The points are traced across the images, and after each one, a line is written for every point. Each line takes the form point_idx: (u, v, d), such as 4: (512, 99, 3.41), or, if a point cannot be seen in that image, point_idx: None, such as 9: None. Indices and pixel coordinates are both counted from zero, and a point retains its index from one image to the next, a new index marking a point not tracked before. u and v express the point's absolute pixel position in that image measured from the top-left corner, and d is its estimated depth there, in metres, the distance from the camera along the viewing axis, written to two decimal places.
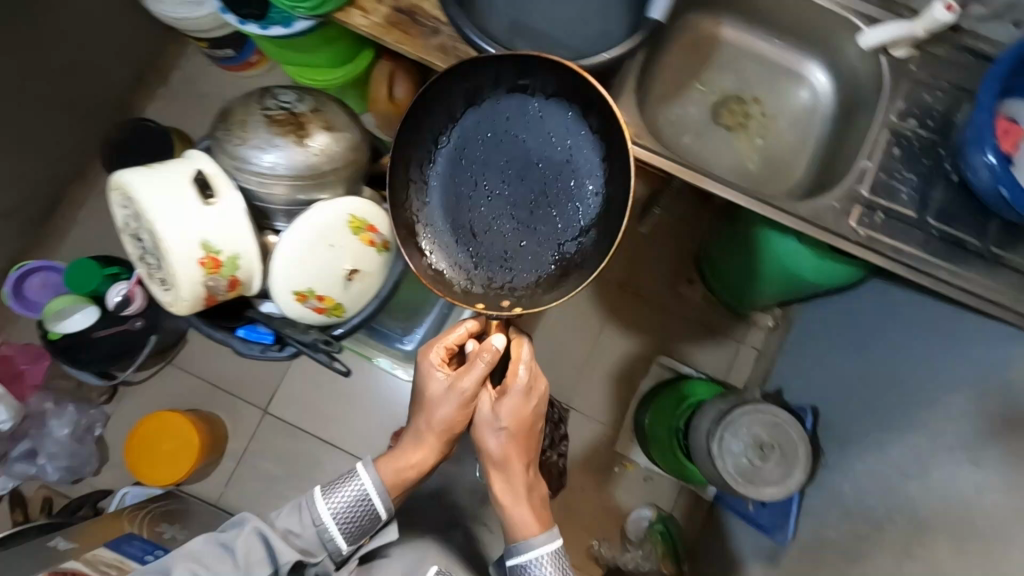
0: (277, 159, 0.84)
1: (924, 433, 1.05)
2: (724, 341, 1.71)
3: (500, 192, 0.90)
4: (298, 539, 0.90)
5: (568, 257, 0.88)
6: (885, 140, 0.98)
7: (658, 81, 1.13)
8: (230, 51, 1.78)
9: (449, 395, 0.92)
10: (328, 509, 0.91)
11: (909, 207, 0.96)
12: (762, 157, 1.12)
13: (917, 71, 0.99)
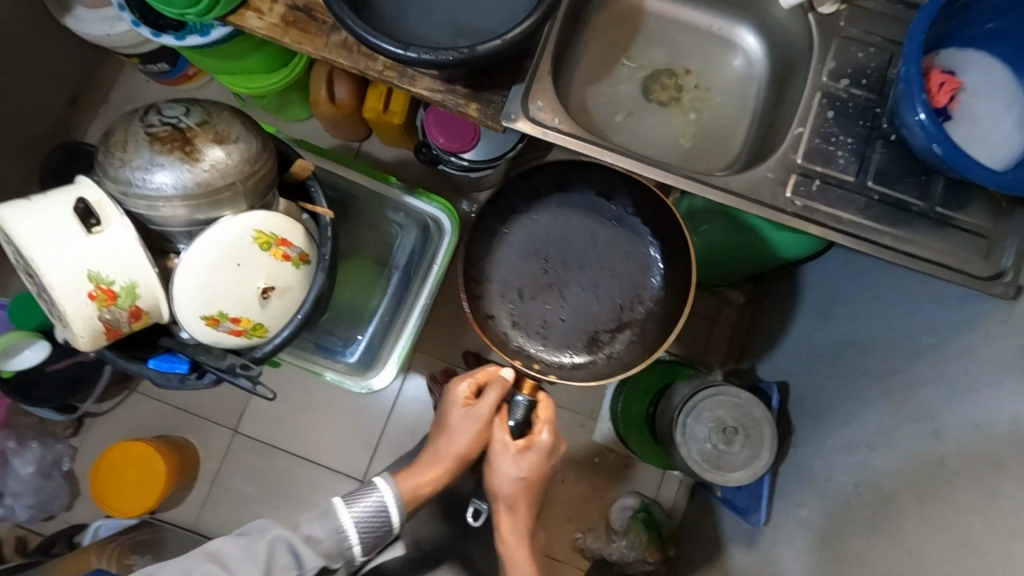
0: (164, 178, 0.79)
1: (885, 403, 1.00)
2: (695, 321, 1.65)
3: (562, 272, 1.04)
4: (321, 542, 0.93)
5: (598, 343, 1.04)
6: (818, 103, 0.93)
7: (583, 61, 1.08)
8: (166, 65, 1.70)
9: (472, 432, 1.01)
10: (352, 514, 0.96)
11: (847, 172, 0.91)
12: (697, 131, 1.07)
13: (846, 27, 0.94)
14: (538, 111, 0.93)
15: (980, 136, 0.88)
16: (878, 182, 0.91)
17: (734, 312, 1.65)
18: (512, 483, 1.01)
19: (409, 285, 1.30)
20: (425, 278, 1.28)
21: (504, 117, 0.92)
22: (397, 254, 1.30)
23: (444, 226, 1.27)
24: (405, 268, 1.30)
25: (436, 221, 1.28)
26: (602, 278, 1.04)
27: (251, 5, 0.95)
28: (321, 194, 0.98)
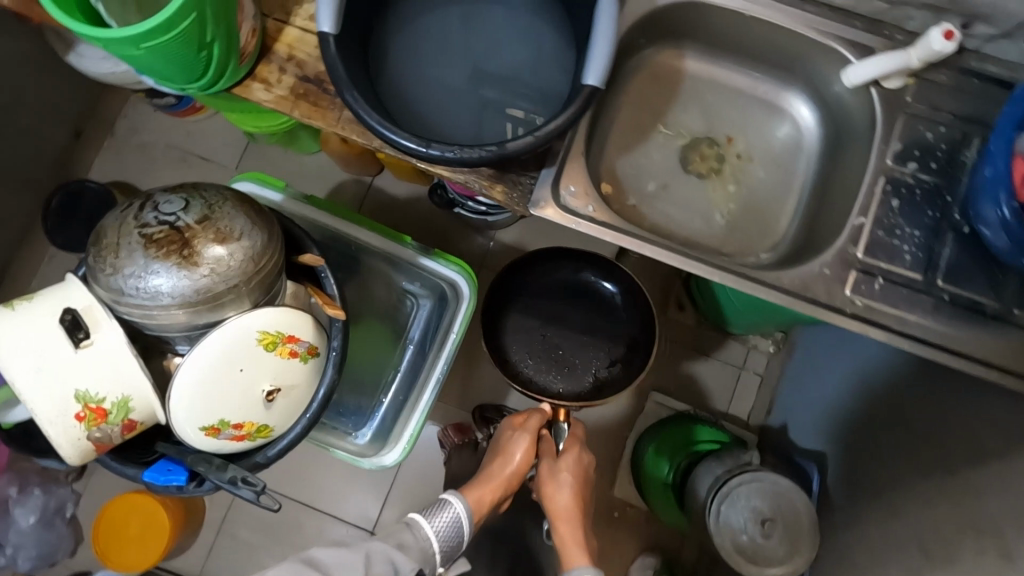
0: (159, 286, 0.71)
1: (945, 511, 0.91)
2: (723, 373, 1.54)
3: (553, 327, 1.21)
4: (412, 552, 0.91)
5: (601, 380, 1.19)
6: (881, 190, 0.84)
7: (615, 126, 0.99)
8: (172, 99, 1.57)
9: (521, 452, 1.08)
10: (432, 526, 0.96)
11: (913, 270, 0.82)
12: (740, 206, 0.98)
13: (913, 103, 0.85)
14: (568, 197, 0.85)
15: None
16: (947, 282, 0.82)
17: (763, 362, 1.54)
18: (563, 494, 1.05)
19: (425, 353, 1.22)
20: (441, 347, 1.19)
21: (532, 205, 0.83)
22: (412, 326, 1.25)
23: (462, 292, 1.19)
24: (420, 340, 1.24)
25: (454, 286, 1.19)
26: (587, 327, 1.21)
27: (256, 75, 0.88)
28: (332, 281, 0.90)
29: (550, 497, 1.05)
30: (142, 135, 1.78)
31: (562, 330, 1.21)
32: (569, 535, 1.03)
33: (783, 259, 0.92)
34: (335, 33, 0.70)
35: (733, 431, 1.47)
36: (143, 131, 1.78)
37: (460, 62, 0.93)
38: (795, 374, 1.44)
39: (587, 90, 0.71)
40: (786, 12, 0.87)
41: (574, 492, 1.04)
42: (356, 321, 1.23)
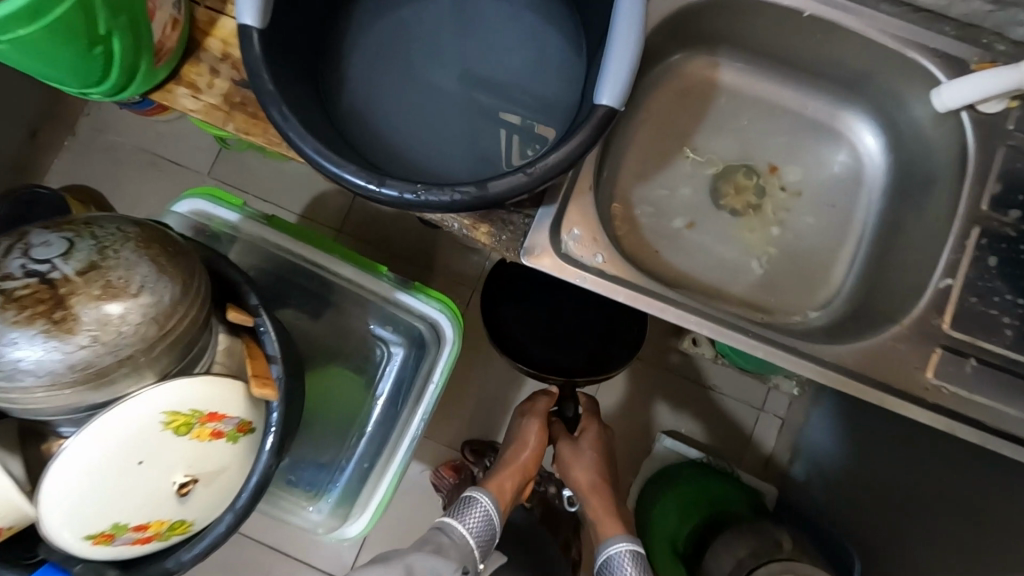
0: (27, 359, 0.53)
1: None
2: (742, 417, 1.33)
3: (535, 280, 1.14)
4: (453, 554, 0.91)
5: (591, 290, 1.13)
6: (975, 244, 0.65)
7: (633, 147, 0.80)
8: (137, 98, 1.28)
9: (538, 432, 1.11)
10: (465, 527, 0.96)
11: (1015, 349, 0.64)
12: (781, 251, 0.79)
13: (1018, 133, 0.66)
14: (570, 244, 0.68)
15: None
16: None
17: (785, 405, 1.33)
18: (588, 471, 1.07)
19: (397, 407, 1.02)
20: (416, 401, 0.99)
21: (524, 252, 0.65)
22: (379, 381, 1.04)
23: (445, 335, 0.99)
24: (389, 397, 1.03)
25: (435, 327, 1.00)
26: (577, 312, 1.13)
27: (182, 77, 0.70)
28: (273, 334, 0.71)
29: (577, 479, 1.07)
30: (111, 137, 1.51)
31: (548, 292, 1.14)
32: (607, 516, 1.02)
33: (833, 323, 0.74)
34: (261, 28, 0.52)
35: (751, 483, 1.28)
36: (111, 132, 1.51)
37: (440, 70, 0.74)
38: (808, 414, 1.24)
39: (601, 112, 0.53)
40: (854, 13, 0.69)
41: (597, 465, 1.06)
42: (313, 371, 1.02)
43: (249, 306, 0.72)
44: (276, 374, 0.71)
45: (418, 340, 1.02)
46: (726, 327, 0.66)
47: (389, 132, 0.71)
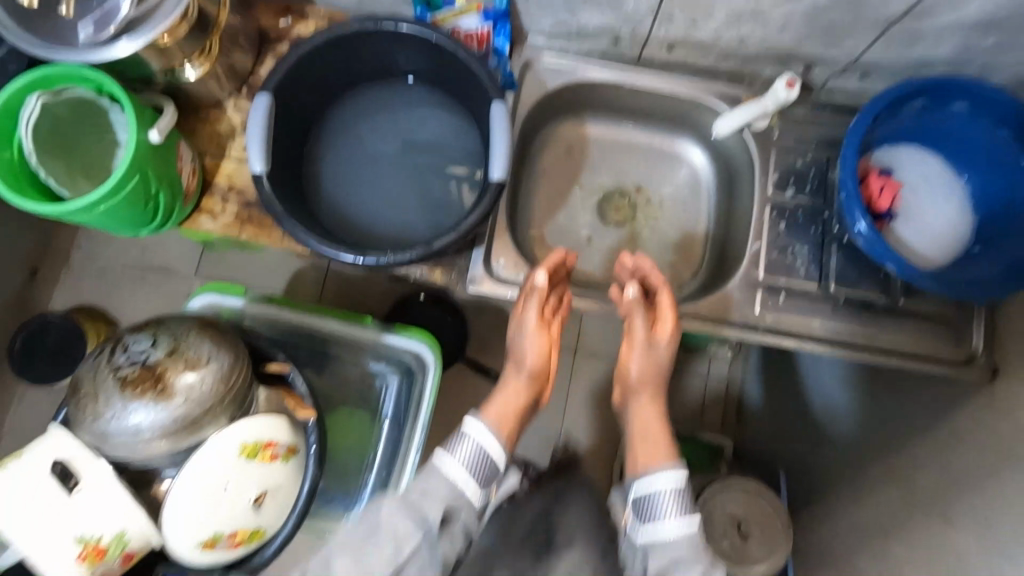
0: (144, 420, 0.78)
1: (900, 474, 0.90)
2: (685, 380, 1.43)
3: (415, 312, 1.43)
4: (438, 496, 0.68)
5: (450, 311, 1.43)
6: (770, 217, 0.96)
7: (542, 186, 1.10)
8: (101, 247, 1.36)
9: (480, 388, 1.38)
10: (461, 461, 0.72)
11: (810, 280, 0.94)
12: (658, 244, 1.10)
13: (782, 137, 0.98)
14: (499, 270, 0.94)
15: (921, 242, 0.91)
16: (839, 285, 0.93)
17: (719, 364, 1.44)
18: None
19: (402, 427, 1.23)
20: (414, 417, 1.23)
21: (469, 283, 0.92)
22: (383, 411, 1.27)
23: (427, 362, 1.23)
24: (394, 421, 1.25)
25: (419, 357, 1.24)
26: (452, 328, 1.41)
27: (202, 207, 0.96)
28: (299, 378, 0.96)
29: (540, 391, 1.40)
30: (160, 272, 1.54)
31: (427, 317, 1.42)
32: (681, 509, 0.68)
33: (696, 295, 1.04)
34: (266, 171, 0.79)
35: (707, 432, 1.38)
36: (128, 249, 1.47)
37: (418, 160, 0.93)
38: (797, 382, 1.20)
39: (494, 186, 0.80)
40: (662, 83, 1.00)
41: None
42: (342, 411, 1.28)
43: (280, 361, 0.97)
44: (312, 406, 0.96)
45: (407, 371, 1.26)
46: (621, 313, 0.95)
47: (360, 209, 0.90)
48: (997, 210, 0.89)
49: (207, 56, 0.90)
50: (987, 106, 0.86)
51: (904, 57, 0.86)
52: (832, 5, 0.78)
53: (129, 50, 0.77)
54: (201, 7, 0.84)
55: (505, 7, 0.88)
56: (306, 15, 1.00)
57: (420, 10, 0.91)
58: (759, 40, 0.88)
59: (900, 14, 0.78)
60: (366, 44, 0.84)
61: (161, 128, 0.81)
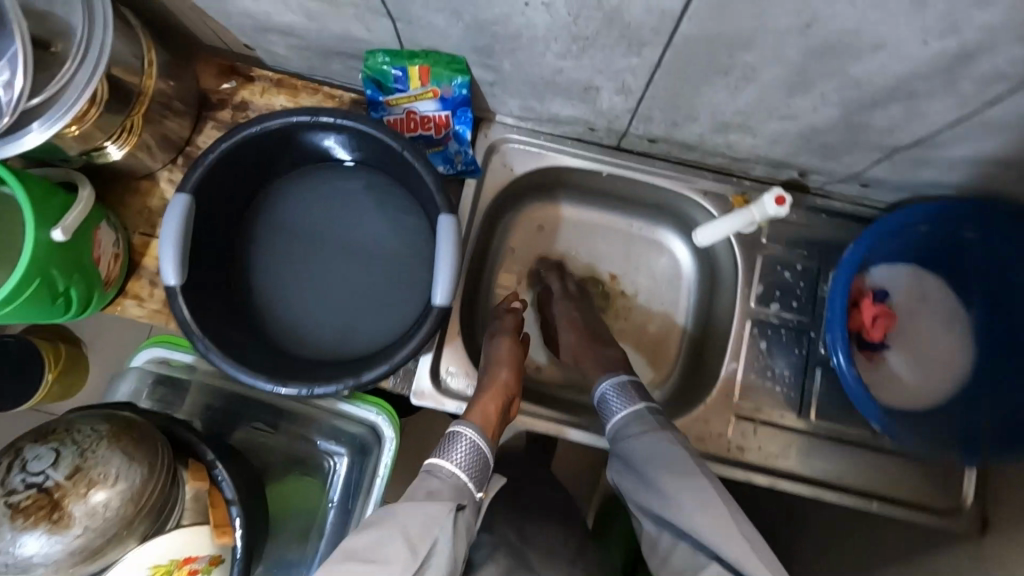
0: (37, 554, 0.71)
1: None
2: None
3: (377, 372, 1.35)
4: (444, 496, 0.69)
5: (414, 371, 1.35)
6: (749, 334, 0.87)
7: (506, 269, 1.00)
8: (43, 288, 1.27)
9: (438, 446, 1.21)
10: (454, 462, 0.72)
11: (787, 408, 0.85)
12: (630, 339, 1.01)
13: (769, 244, 0.89)
14: (447, 380, 0.86)
15: (914, 379, 0.82)
16: (819, 418, 0.85)
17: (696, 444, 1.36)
18: None
19: (353, 498, 1.12)
20: (364, 498, 1.10)
21: (413, 393, 0.83)
22: (331, 488, 1.14)
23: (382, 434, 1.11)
24: (343, 499, 1.13)
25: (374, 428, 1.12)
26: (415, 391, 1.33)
27: (129, 290, 0.88)
28: (226, 480, 0.84)
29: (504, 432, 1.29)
30: None
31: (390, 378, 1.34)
32: (688, 491, 0.67)
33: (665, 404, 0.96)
34: (181, 283, 0.69)
35: None
36: None
37: (358, 252, 0.82)
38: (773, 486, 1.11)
39: (436, 311, 0.71)
40: (643, 173, 0.90)
41: None
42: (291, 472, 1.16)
43: (206, 460, 0.86)
44: (236, 520, 0.83)
45: (360, 447, 1.15)
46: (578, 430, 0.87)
47: (304, 315, 0.80)
48: (1001, 347, 0.80)
49: (130, 134, 0.80)
50: (998, 236, 0.77)
51: (910, 176, 0.76)
52: (830, 129, 0.68)
53: (38, 141, 0.66)
54: (119, 81, 0.74)
55: (465, 95, 0.78)
56: (253, 77, 0.91)
57: (371, 92, 0.79)
58: (749, 147, 0.78)
59: (906, 143, 0.68)
60: (285, 134, 0.75)
61: (65, 226, 0.72)
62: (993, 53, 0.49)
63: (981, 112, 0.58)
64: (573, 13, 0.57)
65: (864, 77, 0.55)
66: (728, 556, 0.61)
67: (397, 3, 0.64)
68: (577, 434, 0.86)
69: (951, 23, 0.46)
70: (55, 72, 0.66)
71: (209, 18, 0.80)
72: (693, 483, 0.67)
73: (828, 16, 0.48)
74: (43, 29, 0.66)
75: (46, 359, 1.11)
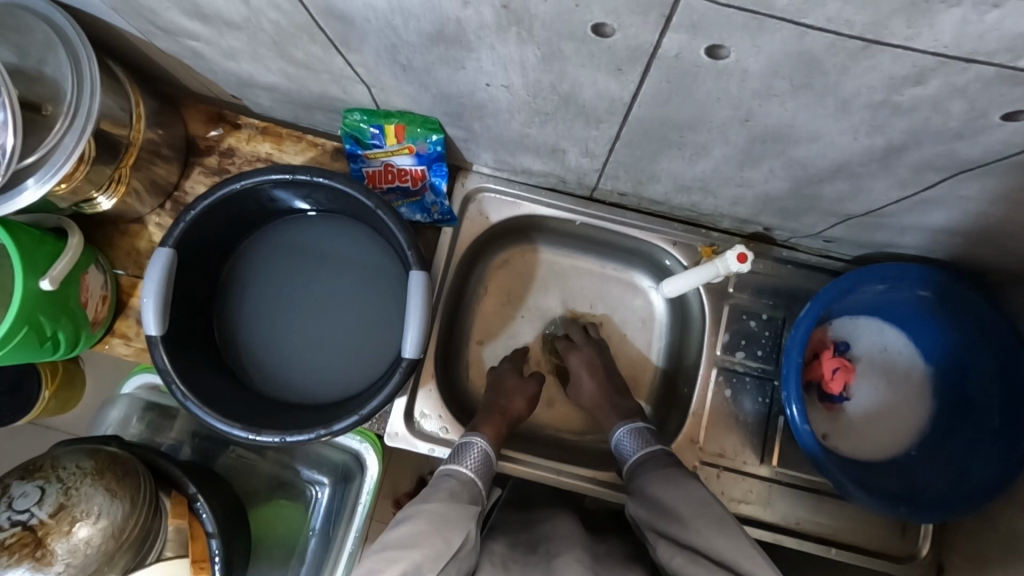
0: None
1: None
2: None
3: None
4: (466, 497, 0.75)
5: None
6: (715, 380, 0.90)
7: (484, 309, 1.02)
8: None
9: (420, 467, 1.22)
10: (470, 467, 0.79)
11: (752, 454, 0.88)
12: None
13: (737, 293, 0.91)
14: (421, 421, 0.89)
15: (873, 431, 0.84)
16: (782, 465, 0.87)
17: None
18: None
19: (331, 533, 1.04)
20: (348, 522, 1.03)
21: (387, 434, 0.86)
22: (313, 514, 1.06)
23: (366, 464, 1.04)
24: (324, 525, 1.06)
25: (358, 457, 1.05)
26: None
27: (117, 329, 0.91)
28: (207, 512, 0.86)
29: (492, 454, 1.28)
30: None
31: None
32: (666, 482, 0.72)
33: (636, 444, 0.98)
34: (162, 333, 0.72)
35: None
36: None
37: (336, 299, 0.85)
38: None
39: (405, 363, 0.74)
40: (614, 223, 0.93)
41: None
42: (254, 511, 1.03)
43: (188, 493, 0.87)
44: (214, 555, 0.85)
45: (344, 474, 1.07)
46: (548, 472, 0.90)
47: (285, 364, 0.83)
48: (955, 401, 0.82)
49: (119, 184, 0.83)
50: (950, 296, 0.78)
51: (869, 237, 0.78)
52: (786, 196, 0.70)
53: (33, 197, 0.69)
54: (107, 134, 0.77)
55: (439, 151, 0.82)
56: (239, 125, 0.95)
57: (350, 146, 0.83)
58: (713, 206, 0.80)
59: (858, 212, 0.70)
60: (256, 192, 0.78)
61: (53, 275, 0.75)
62: (919, 148, 0.51)
63: (921, 192, 0.60)
64: (531, 93, 0.60)
65: (806, 159, 0.58)
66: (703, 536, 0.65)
67: (368, 74, 0.67)
68: (545, 477, 0.89)
69: (875, 125, 0.49)
70: (47, 133, 0.69)
71: (195, 73, 0.83)
72: (675, 475, 0.73)
73: (764, 112, 0.51)
74: (34, 93, 0.70)
75: (43, 373, 1.06)
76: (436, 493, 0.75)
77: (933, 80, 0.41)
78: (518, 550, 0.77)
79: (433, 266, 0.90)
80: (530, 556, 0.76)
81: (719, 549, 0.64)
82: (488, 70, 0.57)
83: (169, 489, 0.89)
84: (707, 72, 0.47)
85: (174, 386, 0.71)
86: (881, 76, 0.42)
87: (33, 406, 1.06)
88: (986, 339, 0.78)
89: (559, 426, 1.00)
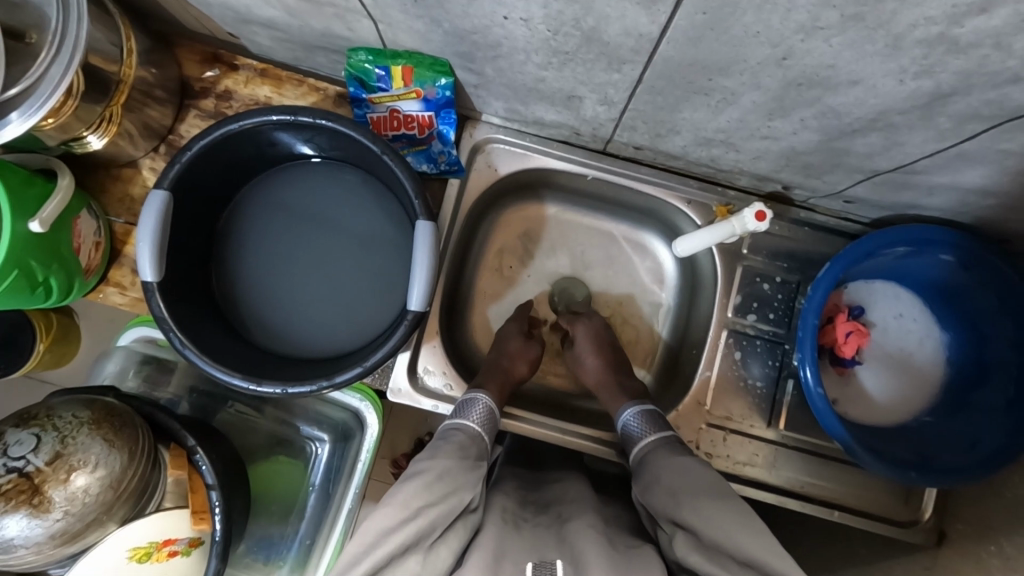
0: (27, 527, 0.72)
1: None
2: None
3: None
4: (473, 451, 0.74)
5: None
6: (726, 344, 0.88)
7: (488, 265, 0.99)
8: None
9: (421, 427, 1.21)
10: (475, 421, 0.78)
11: (758, 417, 0.87)
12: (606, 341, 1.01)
13: (751, 255, 0.88)
14: (424, 377, 0.87)
15: (884, 397, 0.83)
16: (789, 429, 0.86)
17: None
18: None
19: (332, 490, 1.04)
20: (348, 479, 1.02)
21: (391, 389, 0.85)
22: (313, 471, 1.06)
23: (367, 424, 1.03)
24: (324, 482, 1.05)
25: (358, 415, 1.04)
26: None
27: (110, 278, 0.88)
28: (207, 465, 0.84)
29: None
30: None
31: None
32: None
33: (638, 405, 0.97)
34: (158, 280, 0.69)
35: None
36: None
37: (339, 251, 0.82)
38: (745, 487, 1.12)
39: (411, 316, 0.72)
40: (626, 178, 0.90)
41: None
42: (253, 468, 1.02)
43: (187, 445, 0.85)
44: (214, 506, 0.83)
45: (344, 432, 1.06)
46: (553, 431, 0.89)
47: (288, 318, 0.81)
48: (970, 367, 0.81)
49: (110, 124, 0.78)
50: (973, 260, 0.76)
51: (893, 198, 0.76)
52: (813, 151, 0.67)
53: (17, 133, 0.65)
54: (97, 70, 0.73)
55: (448, 97, 0.78)
56: (236, 66, 0.90)
57: (354, 89, 0.78)
58: (732, 161, 0.77)
59: (887, 169, 0.67)
60: (256, 135, 0.74)
61: (42, 218, 0.72)
62: (968, 94, 0.48)
63: (960, 145, 0.57)
64: (551, 29, 0.56)
65: (842, 107, 0.55)
66: (707, 522, 0.63)
67: (376, 7, 0.62)
68: (549, 436, 0.88)
69: (926, 65, 0.45)
70: (31, 62, 0.65)
71: (189, 6, 0.78)
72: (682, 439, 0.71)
73: (804, 50, 0.47)
74: (17, 19, 0.65)
75: (37, 325, 1.04)
76: (446, 445, 0.73)
77: (1000, 10, 0.38)
78: (528, 510, 0.77)
79: (439, 220, 0.87)
80: (541, 517, 0.75)
81: (736, 525, 0.61)
82: (507, 1, 0.53)
83: (168, 441, 0.87)
84: (748, 1, 0.43)
85: (170, 336, 0.69)
86: (941, 6, 0.39)
87: (27, 359, 1.03)
88: (1007, 308, 0.76)
89: (564, 386, 0.99)
